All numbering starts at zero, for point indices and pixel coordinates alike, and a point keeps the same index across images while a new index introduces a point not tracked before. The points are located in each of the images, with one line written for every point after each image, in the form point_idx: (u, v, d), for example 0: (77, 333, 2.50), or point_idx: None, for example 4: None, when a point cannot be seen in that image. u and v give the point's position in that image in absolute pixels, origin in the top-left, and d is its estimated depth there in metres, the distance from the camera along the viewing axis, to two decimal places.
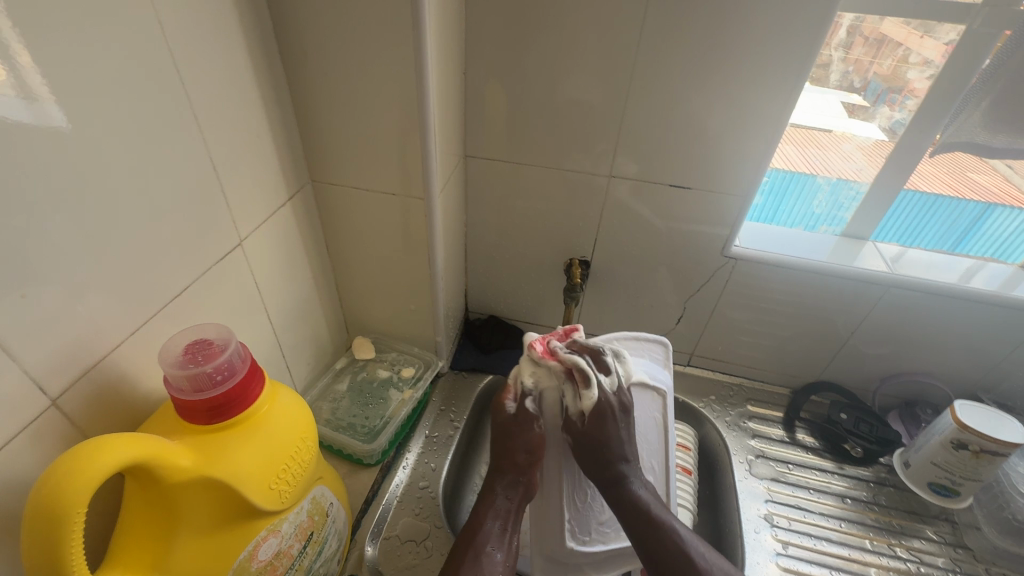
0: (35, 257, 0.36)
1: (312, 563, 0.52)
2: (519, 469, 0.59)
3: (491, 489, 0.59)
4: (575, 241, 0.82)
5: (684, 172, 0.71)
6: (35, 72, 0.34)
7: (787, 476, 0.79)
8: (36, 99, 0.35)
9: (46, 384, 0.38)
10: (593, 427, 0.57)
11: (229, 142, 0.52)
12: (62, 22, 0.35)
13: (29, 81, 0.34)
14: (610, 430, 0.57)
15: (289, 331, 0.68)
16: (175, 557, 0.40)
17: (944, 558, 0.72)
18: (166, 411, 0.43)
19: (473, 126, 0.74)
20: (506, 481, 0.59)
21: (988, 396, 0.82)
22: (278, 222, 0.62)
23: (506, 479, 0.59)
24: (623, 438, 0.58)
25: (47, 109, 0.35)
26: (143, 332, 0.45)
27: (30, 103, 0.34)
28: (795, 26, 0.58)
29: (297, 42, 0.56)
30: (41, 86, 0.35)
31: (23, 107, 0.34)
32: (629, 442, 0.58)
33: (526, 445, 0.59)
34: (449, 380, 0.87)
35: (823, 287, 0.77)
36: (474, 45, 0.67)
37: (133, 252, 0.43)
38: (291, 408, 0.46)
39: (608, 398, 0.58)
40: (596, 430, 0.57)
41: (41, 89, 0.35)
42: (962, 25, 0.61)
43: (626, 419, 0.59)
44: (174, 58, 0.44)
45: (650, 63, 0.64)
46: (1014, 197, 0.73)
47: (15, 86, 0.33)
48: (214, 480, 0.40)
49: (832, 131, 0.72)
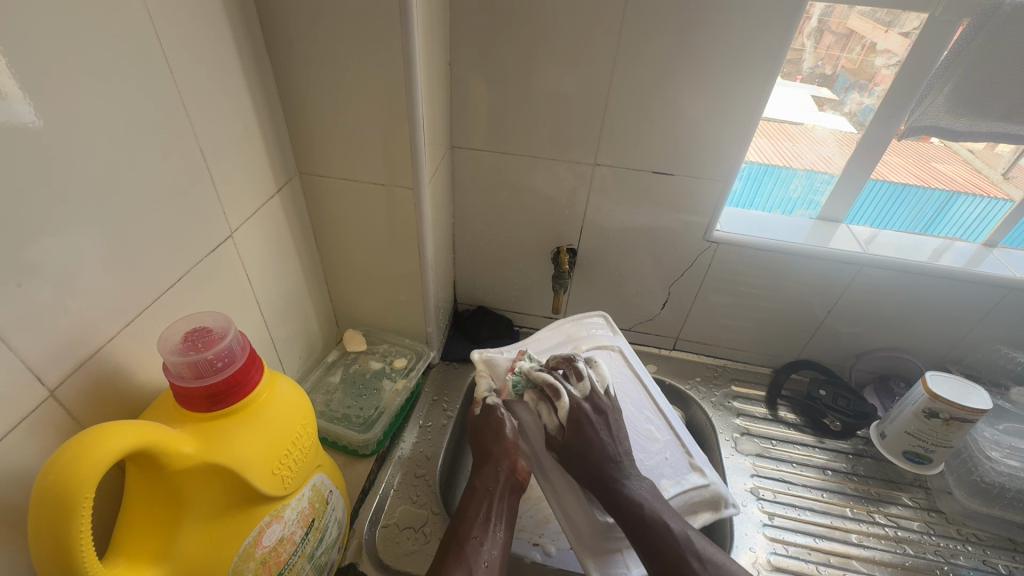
0: (25, 248, 0.36)
1: (314, 550, 0.52)
2: (495, 457, 0.63)
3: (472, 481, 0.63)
4: (562, 229, 0.83)
5: (667, 159, 0.73)
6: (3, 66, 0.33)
7: (770, 451, 0.82)
8: (5, 96, 0.33)
9: (44, 375, 0.38)
10: (571, 435, 0.62)
11: (217, 133, 0.52)
12: (49, 8, 0.35)
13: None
14: (588, 435, 0.62)
15: (280, 325, 0.68)
16: (181, 545, 0.40)
17: (919, 522, 0.75)
18: (165, 400, 0.43)
19: (459, 117, 0.74)
20: (486, 467, 0.63)
21: (956, 367, 0.86)
22: (267, 215, 0.62)
23: (486, 465, 0.63)
24: (604, 439, 0.62)
25: (15, 106, 0.34)
26: (137, 324, 0.45)
27: None
28: (770, 14, 0.60)
29: (283, 33, 0.56)
30: (7, 80, 0.33)
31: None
32: (614, 441, 0.62)
33: (495, 431, 0.65)
34: (440, 371, 0.88)
35: (801, 269, 0.80)
36: (459, 36, 0.67)
37: (126, 244, 0.43)
38: (290, 395, 0.47)
39: (580, 403, 0.63)
40: (574, 437, 0.62)
41: (8, 84, 0.33)
42: (925, 13, 0.63)
43: (604, 420, 0.63)
44: (162, 49, 0.44)
45: (632, 51, 0.65)
46: (977, 184, 0.77)
47: None
48: (217, 467, 0.40)
49: (803, 124, 0.75)
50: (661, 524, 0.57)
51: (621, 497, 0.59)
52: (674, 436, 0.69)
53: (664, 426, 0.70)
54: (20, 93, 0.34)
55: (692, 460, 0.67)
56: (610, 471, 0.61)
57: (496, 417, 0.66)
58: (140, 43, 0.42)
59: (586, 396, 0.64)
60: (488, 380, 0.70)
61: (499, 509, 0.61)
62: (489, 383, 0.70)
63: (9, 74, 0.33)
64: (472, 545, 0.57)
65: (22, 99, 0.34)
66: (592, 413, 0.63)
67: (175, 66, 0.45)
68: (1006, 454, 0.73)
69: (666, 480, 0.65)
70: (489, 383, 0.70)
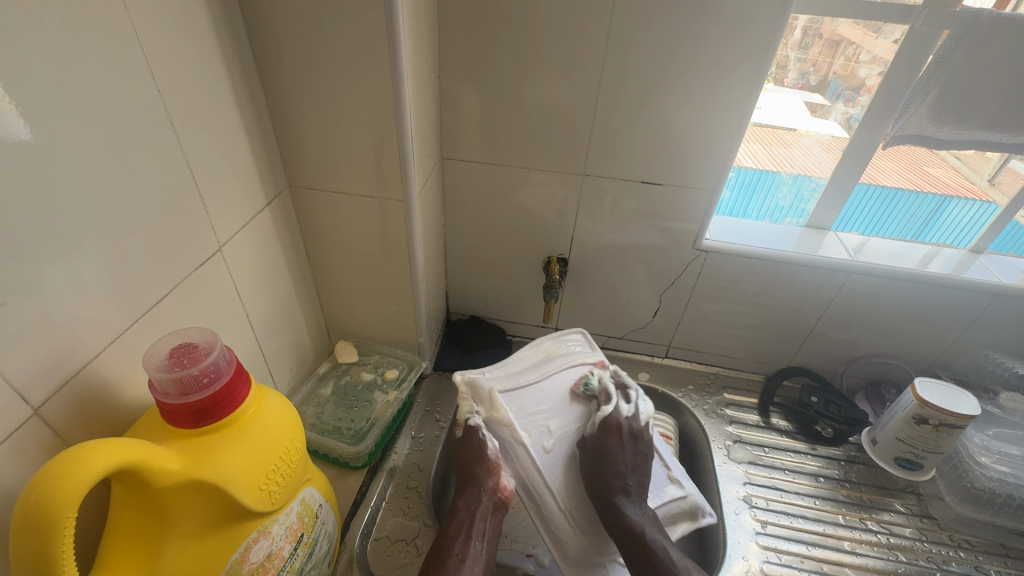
0: (11, 265, 0.36)
1: (303, 564, 0.52)
2: (477, 480, 0.63)
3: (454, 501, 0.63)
4: (552, 239, 0.84)
5: (655, 169, 0.74)
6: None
7: (763, 458, 0.82)
8: None
9: (28, 393, 0.38)
10: (597, 441, 0.65)
11: (206, 148, 0.52)
12: (36, 28, 0.35)
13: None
14: (612, 449, 0.64)
15: (271, 338, 0.68)
16: (166, 562, 0.40)
17: (911, 528, 0.75)
18: (152, 416, 0.43)
19: (449, 129, 0.75)
20: (467, 491, 0.63)
21: (946, 373, 0.87)
22: (257, 228, 0.62)
23: (467, 489, 0.63)
24: (624, 462, 0.64)
25: (6, 119, 0.34)
26: (123, 340, 0.45)
27: None
28: (754, 27, 0.61)
29: (272, 49, 0.56)
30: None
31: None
32: (627, 469, 0.63)
33: (478, 454, 0.65)
34: (432, 381, 0.88)
35: (791, 276, 0.81)
36: (448, 49, 0.68)
37: (114, 260, 0.43)
38: (277, 409, 0.47)
39: (620, 420, 0.67)
40: (599, 444, 0.65)
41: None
42: (906, 25, 0.65)
43: (631, 445, 0.66)
44: (150, 67, 0.44)
45: (618, 64, 0.66)
46: (969, 188, 0.78)
47: None
48: (202, 482, 0.40)
49: (796, 129, 0.76)
50: (661, 551, 0.59)
51: (623, 522, 0.60)
52: (656, 455, 0.71)
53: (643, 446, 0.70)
54: (9, 106, 0.34)
55: (671, 473, 0.69)
56: (617, 495, 0.62)
57: (478, 439, 0.66)
58: (127, 60, 0.42)
59: (628, 418, 0.68)
60: (470, 402, 0.70)
61: (481, 528, 0.61)
62: (472, 406, 0.70)
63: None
64: (452, 563, 0.57)
65: (11, 112, 0.34)
66: (626, 434, 0.66)
67: (163, 83, 0.46)
68: (995, 459, 0.74)
69: (645, 495, 0.66)
70: (472, 406, 0.70)
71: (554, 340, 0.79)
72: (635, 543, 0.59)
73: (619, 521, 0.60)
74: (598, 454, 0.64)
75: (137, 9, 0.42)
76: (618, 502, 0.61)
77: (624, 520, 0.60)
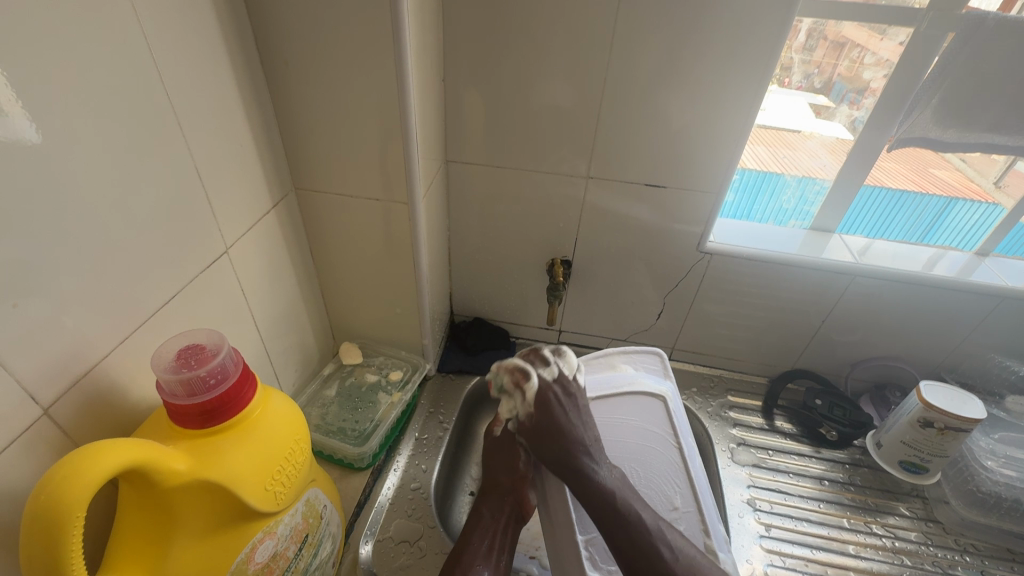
0: (23, 267, 0.36)
1: (307, 565, 0.52)
2: (501, 488, 0.65)
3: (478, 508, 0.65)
4: (556, 241, 0.84)
5: (659, 172, 0.74)
6: (4, 86, 0.33)
7: (767, 461, 0.82)
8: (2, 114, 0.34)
9: (38, 393, 0.38)
10: (540, 420, 0.59)
11: (214, 151, 0.53)
12: (48, 34, 0.36)
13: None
14: (556, 418, 0.60)
15: (276, 339, 0.69)
16: (172, 562, 0.40)
17: (916, 532, 0.75)
18: (159, 416, 0.43)
19: (453, 131, 0.75)
20: (491, 501, 0.65)
21: (951, 376, 0.86)
22: (263, 230, 0.63)
23: (491, 498, 0.65)
24: (572, 423, 0.60)
25: (16, 123, 0.35)
26: (131, 341, 0.46)
27: None
28: (758, 30, 0.61)
29: (278, 52, 0.57)
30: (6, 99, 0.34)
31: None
32: (580, 425, 0.61)
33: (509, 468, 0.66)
34: (436, 383, 0.88)
35: (795, 278, 0.81)
36: (452, 52, 0.69)
37: (123, 261, 0.44)
38: (283, 411, 0.47)
39: (549, 389, 0.61)
40: (543, 422, 0.59)
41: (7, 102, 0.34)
42: (911, 28, 0.65)
43: (572, 405, 0.62)
44: (158, 71, 0.45)
45: (622, 67, 0.66)
46: (974, 191, 0.78)
47: None
48: (209, 483, 0.40)
49: (800, 131, 0.76)
50: (633, 519, 0.56)
51: (590, 490, 0.58)
52: (696, 509, 0.63)
53: (689, 496, 0.64)
54: (18, 111, 0.35)
55: (709, 540, 0.60)
56: (580, 463, 0.59)
57: (512, 449, 0.65)
58: (136, 64, 0.42)
59: (556, 381, 0.61)
60: None
61: (501, 542, 0.63)
62: None
63: (10, 93, 0.34)
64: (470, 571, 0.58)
65: (21, 117, 0.35)
66: (558, 396, 0.61)
67: (171, 87, 0.46)
68: (1001, 463, 0.73)
69: None
70: None
71: (626, 356, 0.80)
72: (601, 508, 0.57)
73: (584, 488, 0.58)
74: (539, 435, 0.59)
75: (146, 14, 0.43)
76: (582, 469, 0.59)
77: (590, 487, 0.58)
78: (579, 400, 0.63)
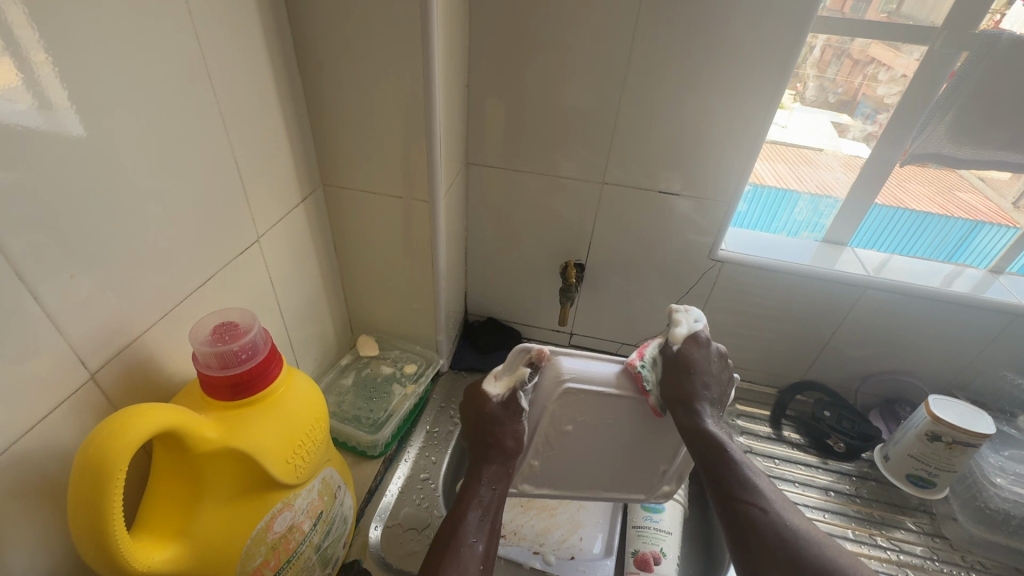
0: (80, 242, 0.40)
1: (321, 541, 0.55)
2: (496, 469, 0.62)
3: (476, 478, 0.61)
4: (569, 244, 0.86)
5: (673, 179, 0.76)
6: (57, 83, 0.36)
7: (773, 470, 0.83)
8: (53, 109, 0.37)
9: (86, 359, 0.42)
10: (682, 356, 0.61)
11: (249, 144, 0.56)
12: (110, 34, 0.39)
13: (48, 92, 0.36)
14: (696, 361, 0.61)
15: (298, 327, 0.72)
16: (199, 527, 0.42)
17: (922, 547, 0.75)
18: (192, 387, 0.46)
19: (475, 135, 0.78)
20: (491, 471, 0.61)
21: (962, 393, 0.86)
22: (292, 221, 0.66)
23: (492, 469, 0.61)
24: (710, 371, 0.61)
25: (67, 118, 0.37)
26: (169, 318, 0.49)
27: (47, 111, 0.36)
28: (776, 43, 0.63)
29: (315, 55, 0.60)
30: (59, 96, 0.37)
31: (38, 116, 0.36)
32: (711, 376, 0.61)
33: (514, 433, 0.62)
34: (448, 379, 0.91)
35: (807, 289, 0.81)
36: (478, 59, 0.72)
37: (165, 243, 0.47)
38: (305, 390, 0.50)
39: (701, 337, 0.62)
40: (685, 360, 0.61)
41: (60, 100, 0.37)
42: (925, 46, 0.66)
43: (709, 354, 0.62)
44: (206, 69, 0.48)
45: (640, 77, 0.69)
46: (1002, 216, 0.79)
47: (37, 96, 0.35)
48: (235, 451, 0.43)
49: (823, 150, 0.78)
50: (738, 466, 0.55)
51: (698, 426, 0.58)
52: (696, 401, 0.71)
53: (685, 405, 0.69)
54: (71, 107, 0.38)
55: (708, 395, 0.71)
56: (694, 401, 0.59)
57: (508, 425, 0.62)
58: (186, 63, 0.46)
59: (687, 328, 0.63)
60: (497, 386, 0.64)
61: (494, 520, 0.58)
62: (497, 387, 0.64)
63: (63, 91, 0.37)
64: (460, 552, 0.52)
65: (71, 112, 0.38)
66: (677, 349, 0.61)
67: (215, 83, 0.50)
68: (1011, 480, 0.73)
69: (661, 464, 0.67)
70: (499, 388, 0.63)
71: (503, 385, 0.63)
72: (710, 452, 0.56)
73: (696, 426, 0.58)
74: (670, 376, 0.61)
75: (197, 17, 0.46)
76: (700, 409, 0.59)
77: (700, 425, 0.58)
78: (718, 354, 0.63)
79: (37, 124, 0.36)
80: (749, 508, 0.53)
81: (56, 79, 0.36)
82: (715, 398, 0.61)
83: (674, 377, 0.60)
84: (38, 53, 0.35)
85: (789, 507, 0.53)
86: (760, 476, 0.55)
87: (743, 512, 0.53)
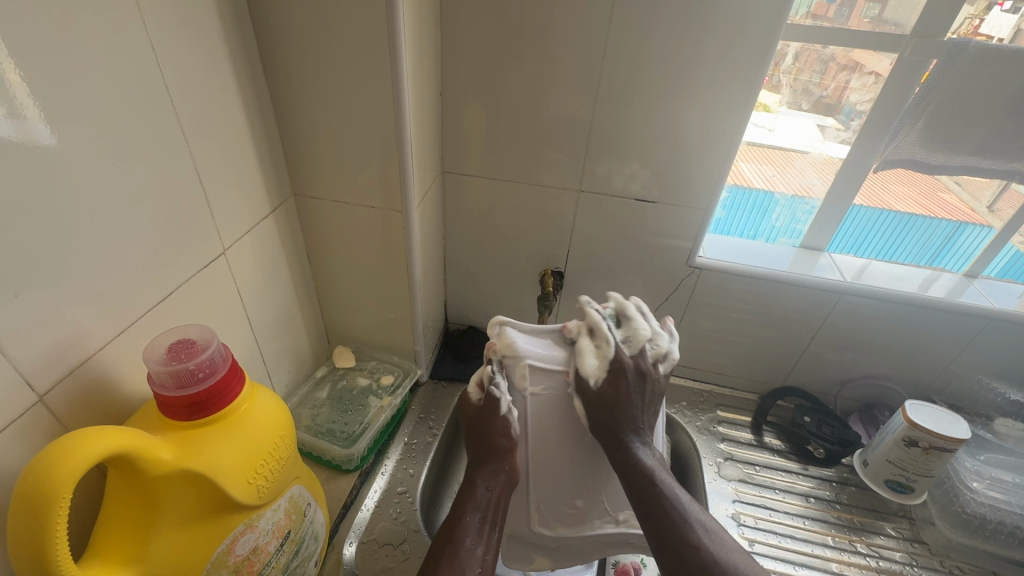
0: (30, 256, 0.39)
1: (289, 561, 0.53)
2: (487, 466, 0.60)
3: (471, 481, 0.59)
4: (548, 252, 0.86)
5: (649, 186, 0.76)
6: (24, 91, 0.36)
7: (754, 477, 0.82)
8: (23, 117, 0.37)
9: (34, 380, 0.40)
10: (606, 388, 0.60)
11: (214, 155, 0.55)
12: (64, 43, 0.38)
13: (17, 101, 0.36)
14: (621, 390, 0.60)
15: (270, 340, 0.71)
16: (153, 553, 0.41)
17: (902, 552, 0.75)
18: (150, 406, 0.45)
19: (450, 143, 0.78)
20: (485, 472, 0.60)
21: (940, 397, 0.86)
22: (261, 233, 0.65)
23: (485, 470, 0.60)
24: (634, 402, 0.60)
25: (34, 127, 0.37)
26: (127, 335, 0.48)
27: (15, 119, 0.36)
28: (747, 50, 0.63)
29: (282, 63, 0.59)
30: (28, 104, 0.37)
31: (7, 124, 0.36)
32: (639, 411, 0.61)
33: (504, 429, 0.61)
34: (427, 389, 0.89)
35: (785, 295, 0.81)
36: (452, 67, 0.71)
37: (122, 257, 0.46)
38: (268, 407, 0.49)
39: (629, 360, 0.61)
40: (607, 390, 0.60)
41: (28, 107, 0.37)
42: (894, 54, 0.67)
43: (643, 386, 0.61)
44: (165, 78, 0.47)
45: (614, 84, 0.69)
46: (979, 217, 0.79)
47: (5, 106, 0.35)
48: (192, 472, 0.42)
49: (810, 152, 0.78)
50: (671, 497, 0.56)
51: (631, 460, 0.58)
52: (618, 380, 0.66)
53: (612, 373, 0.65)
54: (39, 116, 0.38)
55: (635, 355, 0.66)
56: (623, 433, 0.59)
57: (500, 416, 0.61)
58: (144, 73, 0.45)
59: (632, 353, 0.62)
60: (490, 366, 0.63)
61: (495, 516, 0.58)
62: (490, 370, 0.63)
63: (31, 99, 0.37)
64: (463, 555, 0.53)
65: (39, 121, 0.38)
66: (631, 371, 0.60)
67: (176, 93, 0.49)
68: (986, 485, 0.74)
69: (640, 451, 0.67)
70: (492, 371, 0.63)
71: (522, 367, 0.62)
72: (642, 483, 0.57)
73: (626, 460, 0.58)
74: (602, 405, 0.59)
75: (156, 25, 0.45)
76: (628, 441, 0.59)
77: (631, 461, 0.58)
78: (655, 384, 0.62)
79: (5, 132, 0.35)
80: (686, 547, 0.52)
81: (24, 87, 0.36)
82: (645, 430, 0.61)
83: (599, 414, 0.59)
84: (7, 63, 0.35)
85: (720, 539, 0.54)
86: (696, 512, 0.55)
87: (673, 544, 0.53)
